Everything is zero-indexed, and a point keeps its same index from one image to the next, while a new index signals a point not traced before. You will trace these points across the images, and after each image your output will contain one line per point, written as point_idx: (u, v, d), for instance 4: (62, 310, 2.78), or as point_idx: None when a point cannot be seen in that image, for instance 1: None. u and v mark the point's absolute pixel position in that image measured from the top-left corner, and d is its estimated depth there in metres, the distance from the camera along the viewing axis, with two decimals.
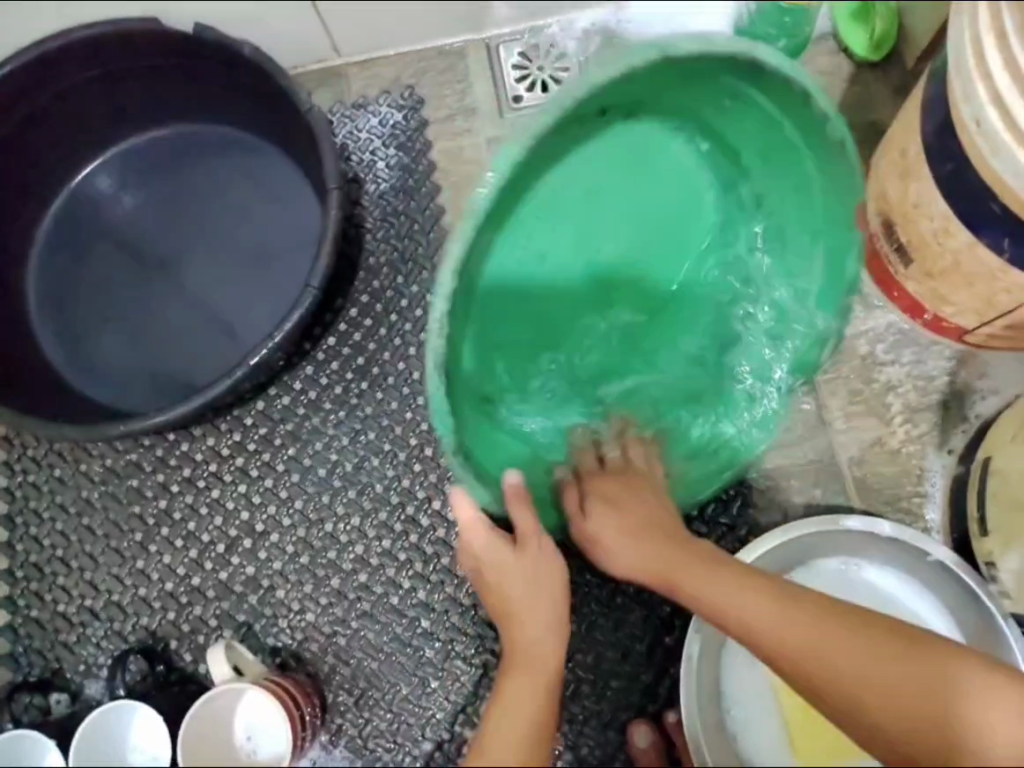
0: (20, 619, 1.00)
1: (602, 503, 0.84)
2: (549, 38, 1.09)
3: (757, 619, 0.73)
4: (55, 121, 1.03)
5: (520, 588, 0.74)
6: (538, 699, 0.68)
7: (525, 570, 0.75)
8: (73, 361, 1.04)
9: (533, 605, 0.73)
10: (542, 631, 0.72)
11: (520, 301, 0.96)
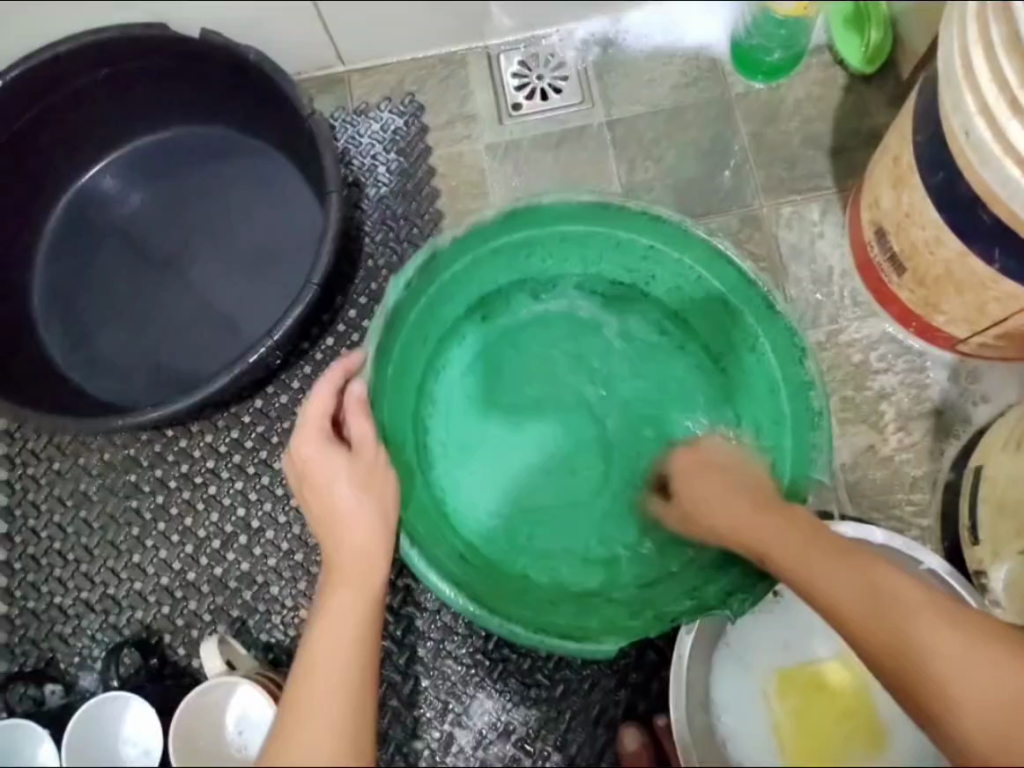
0: (16, 611, 1.01)
1: (693, 480, 0.84)
2: (548, 48, 1.11)
3: (844, 600, 0.68)
4: (64, 122, 1.05)
5: (349, 498, 0.71)
6: (366, 605, 0.66)
7: (358, 479, 0.72)
8: (74, 358, 1.06)
9: (360, 512, 0.70)
10: (371, 532, 0.70)
11: (489, 468, 0.96)
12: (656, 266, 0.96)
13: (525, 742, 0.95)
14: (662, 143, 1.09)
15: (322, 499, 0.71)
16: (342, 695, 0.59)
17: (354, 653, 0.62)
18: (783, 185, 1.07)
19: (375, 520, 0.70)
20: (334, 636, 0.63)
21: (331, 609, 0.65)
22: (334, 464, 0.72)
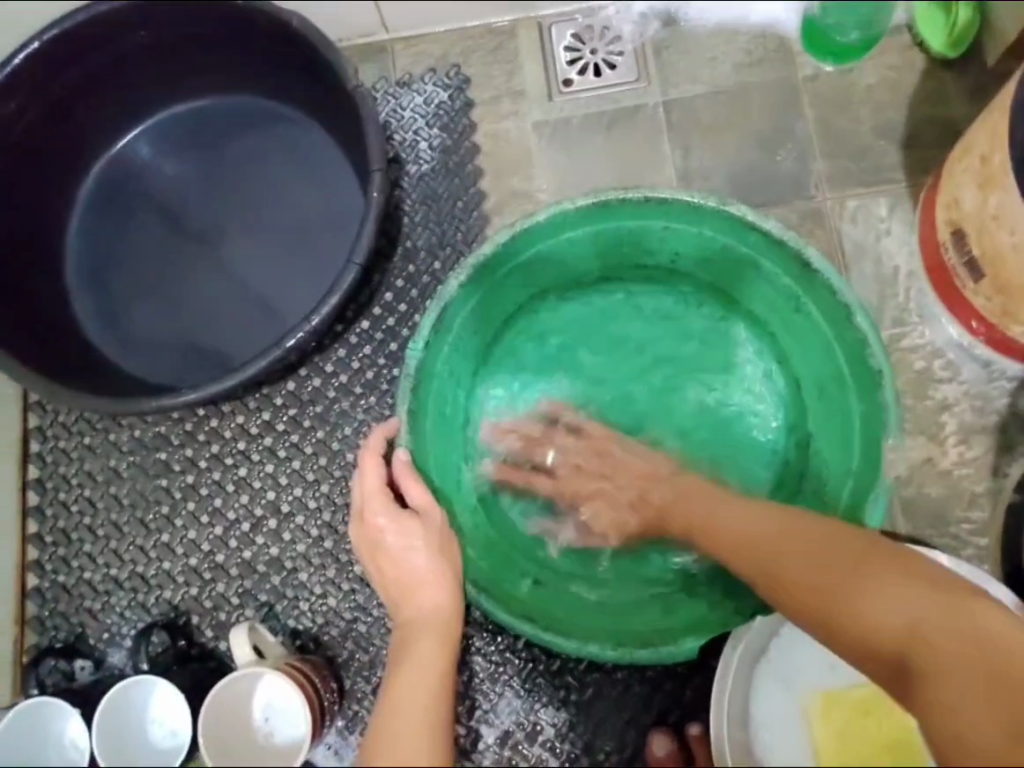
0: (46, 584, 1.01)
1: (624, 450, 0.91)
2: (603, 20, 1.05)
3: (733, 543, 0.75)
4: (100, 88, 1.02)
5: (421, 563, 0.77)
6: (440, 658, 0.69)
7: (428, 541, 0.78)
8: (105, 332, 1.04)
9: (434, 572, 0.76)
10: (442, 597, 0.75)
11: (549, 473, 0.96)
12: (682, 246, 0.93)
13: (552, 743, 0.93)
14: (721, 126, 1.02)
15: (394, 568, 0.77)
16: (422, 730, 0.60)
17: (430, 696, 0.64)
18: (849, 176, 1.00)
19: (444, 577, 0.76)
20: (413, 684, 0.65)
21: (408, 661, 0.68)
22: (405, 532, 0.79)
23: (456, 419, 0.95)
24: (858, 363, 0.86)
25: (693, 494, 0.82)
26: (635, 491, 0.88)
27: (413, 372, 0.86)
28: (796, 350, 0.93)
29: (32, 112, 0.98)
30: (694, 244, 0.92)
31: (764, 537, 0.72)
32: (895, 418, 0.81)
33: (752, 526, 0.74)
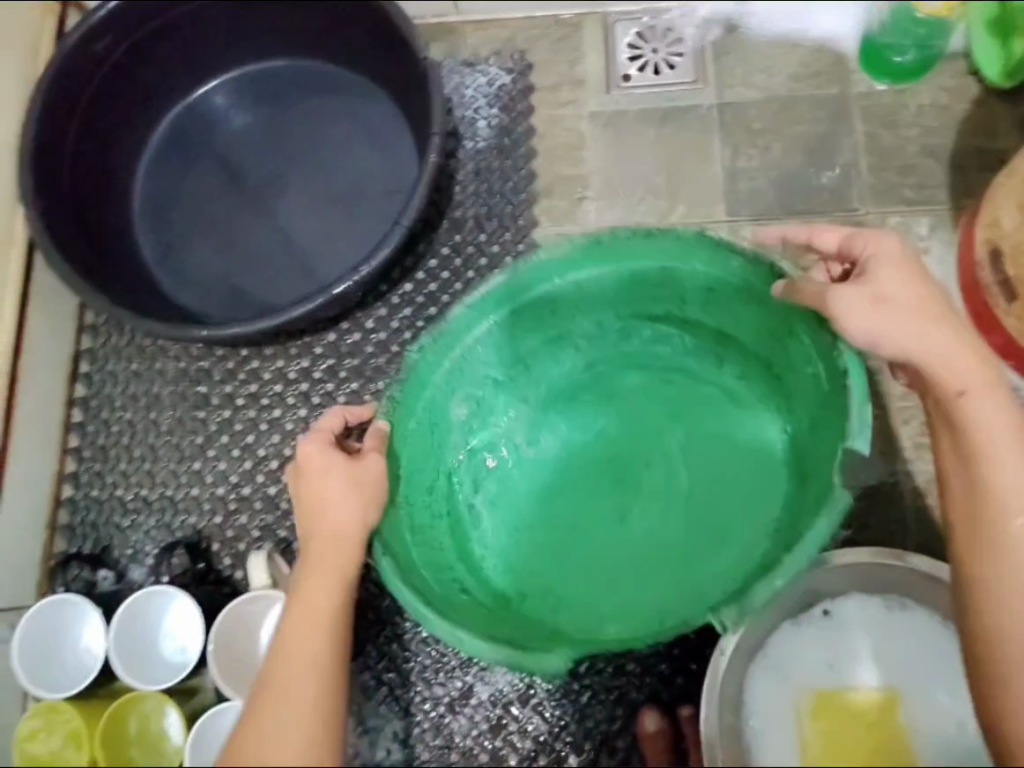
0: (80, 496, 1.06)
1: (884, 296, 0.72)
2: (668, 21, 1.09)
3: (1000, 499, 0.72)
4: (186, 38, 1.09)
5: (343, 502, 0.76)
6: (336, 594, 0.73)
7: (353, 481, 0.77)
8: (163, 267, 1.09)
9: (353, 508, 0.76)
10: (354, 529, 0.76)
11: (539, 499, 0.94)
12: (695, 293, 0.88)
13: (543, 707, 0.96)
14: (771, 132, 1.06)
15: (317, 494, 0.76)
16: (316, 673, 0.69)
17: (329, 629, 0.71)
18: (894, 194, 1.03)
19: (364, 503, 0.77)
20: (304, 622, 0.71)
21: (303, 595, 0.72)
22: (335, 471, 0.77)
23: (448, 438, 0.92)
24: (837, 369, 0.78)
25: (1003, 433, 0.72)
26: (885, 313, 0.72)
27: (402, 387, 0.86)
28: (796, 389, 0.87)
29: (120, 52, 1.06)
30: (710, 293, 0.87)
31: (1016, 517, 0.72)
32: (859, 424, 0.73)
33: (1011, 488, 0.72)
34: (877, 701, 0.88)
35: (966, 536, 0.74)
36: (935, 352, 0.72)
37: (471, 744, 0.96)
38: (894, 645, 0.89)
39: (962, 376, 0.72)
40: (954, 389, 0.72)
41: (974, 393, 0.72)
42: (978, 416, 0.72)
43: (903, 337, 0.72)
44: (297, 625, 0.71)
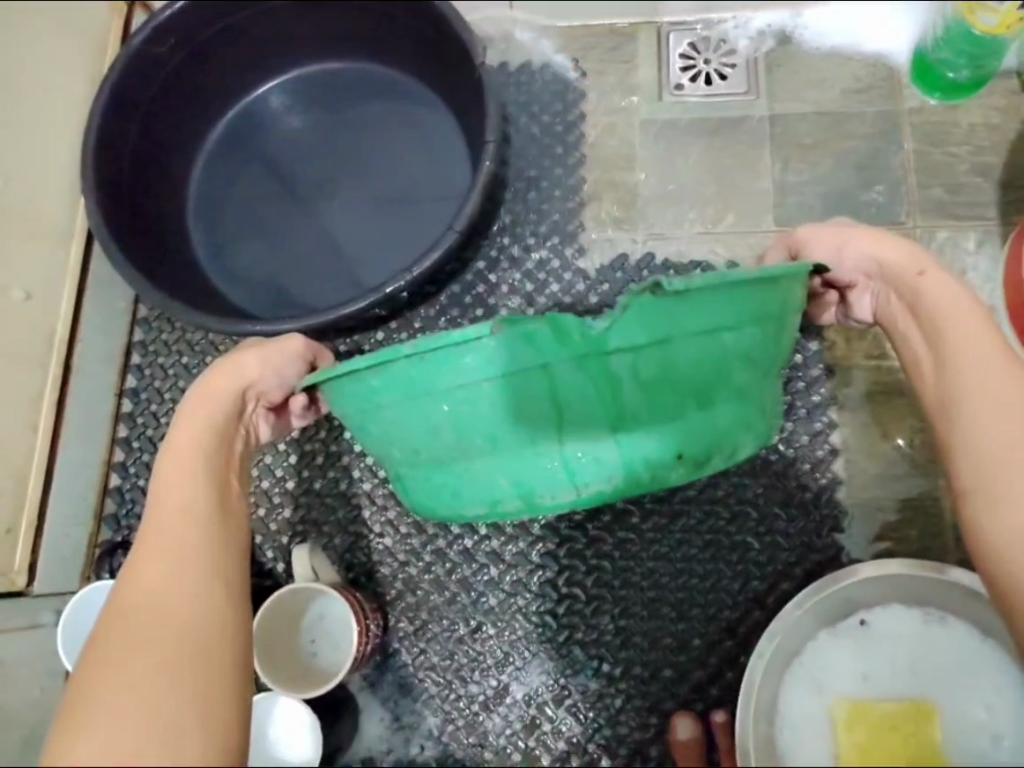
0: (127, 486, 1.09)
1: (833, 234, 0.76)
2: (721, 33, 1.10)
3: (984, 383, 0.69)
4: (247, 40, 1.11)
5: (250, 366, 0.74)
6: (210, 447, 0.70)
7: (264, 355, 0.75)
8: (216, 264, 1.12)
9: (256, 369, 0.74)
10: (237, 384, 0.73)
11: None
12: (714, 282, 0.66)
13: (578, 709, 0.96)
14: (822, 145, 1.06)
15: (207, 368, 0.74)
16: (188, 535, 0.64)
17: (206, 491, 0.67)
18: (941, 208, 1.03)
19: (266, 367, 0.74)
20: (180, 470, 0.68)
21: (182, 446, 0.69)
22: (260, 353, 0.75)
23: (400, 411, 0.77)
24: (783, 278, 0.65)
25: (964, 320, 0.71)
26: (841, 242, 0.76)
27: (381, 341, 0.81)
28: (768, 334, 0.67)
29: (184, 54, 1.08)
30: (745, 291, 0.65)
31: (977, 380, 0.70)
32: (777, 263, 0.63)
33: (971, 355, 0.70)
34: (914, 712, 0.85)
35: (935, 408, 0.73)
36: (888, 247, 0.74)
37: (505, 743, 0.96)
38: (929, 654, 0.87)
39: (914, 260, 0.74)
40: (911, 272, 0.74)
41: (930, 272, 0.73)
42: (931, 296, 0.72)
43: (866, 239, 0.75)
44: (170, 488, 0.67)
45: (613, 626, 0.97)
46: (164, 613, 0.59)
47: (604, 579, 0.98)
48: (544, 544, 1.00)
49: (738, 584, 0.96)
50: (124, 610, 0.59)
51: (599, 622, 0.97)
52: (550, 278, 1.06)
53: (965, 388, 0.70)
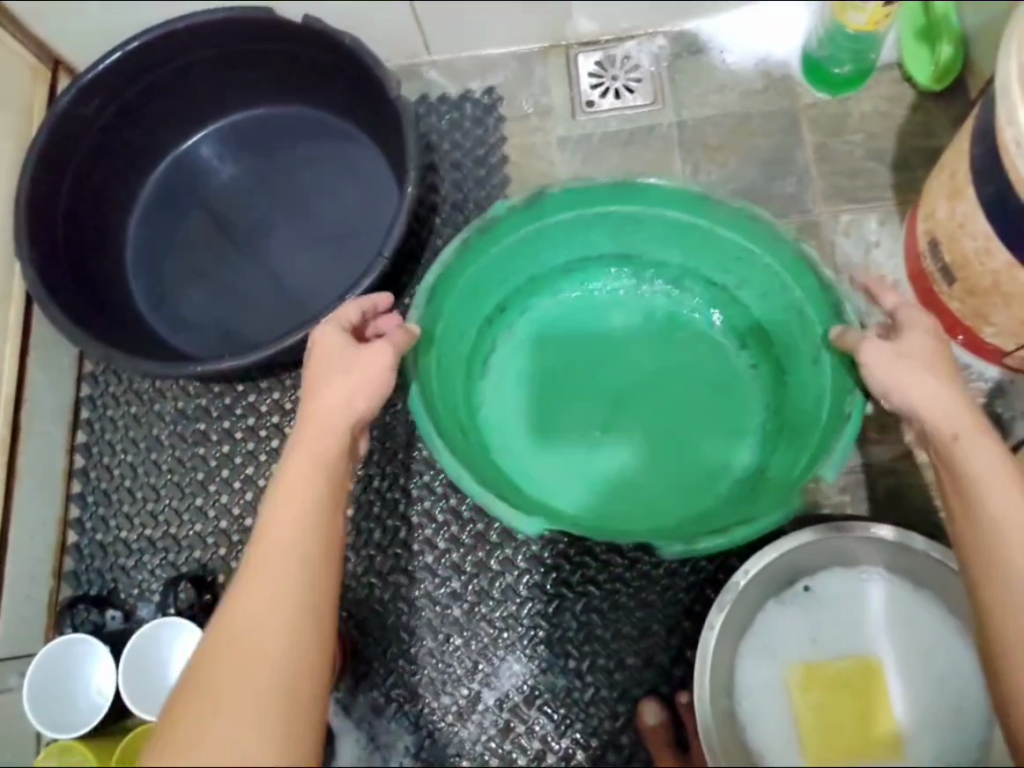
0: (85, 540, 1.10)
1: (887, 355, 0.76)
2: (624, 51, 1.16)
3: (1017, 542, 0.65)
4: (170, 94, 1.14)
5: (348, 384, 0.73)
6: (314, 472, 0.67)
7: (357, 369, 0.75)
8: (160, 314, 1.14)
9: (353, 387, 0.73)
10: (339, 404, 0.72)
11: (523, 409, 1.07)
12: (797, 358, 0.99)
13: (549, 708, 0.98)
14: (726, 146, 1.13)
15: (315, 376, 0.74)
16: (302, 560, 0.61)
17: (315, 510, 0.65)
18: (844, 195, 1.10)
19: (362, 388, 0.74)
20: (286, 497, 0.65)
21: (288, 471, 0.67)
22: (356, 372, 0.74)
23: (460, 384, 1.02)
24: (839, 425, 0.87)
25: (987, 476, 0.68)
26: (891, 356, 0.76)
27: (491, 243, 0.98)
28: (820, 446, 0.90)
29: (110, 114, 1.11)
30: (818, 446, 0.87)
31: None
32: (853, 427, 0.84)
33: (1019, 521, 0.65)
34: (860, 668, 0.92)
35: (983, 568, 0.65)
36: (929, 401, 0.72)
37: (481, 750, 0.98)
38: (871, 612, 0.93)
39: (951, 422, 0.71)
40: (945, 435, 0.71)
41: (968, 434, 0.70)
42: (969, 454, 0.69)
43: (912, 383, 0.74)
44: (289, 495, 0.65)
45: (576, 624, 1.00)
46: (274, 641, 0.56)
47: (563, 577, 1.01)
48: (504, 551, 1.03)
49: (689, 568, 0.99)
50: (233, 633, 0.56)
51: (563, 620, 1.00)
52: None
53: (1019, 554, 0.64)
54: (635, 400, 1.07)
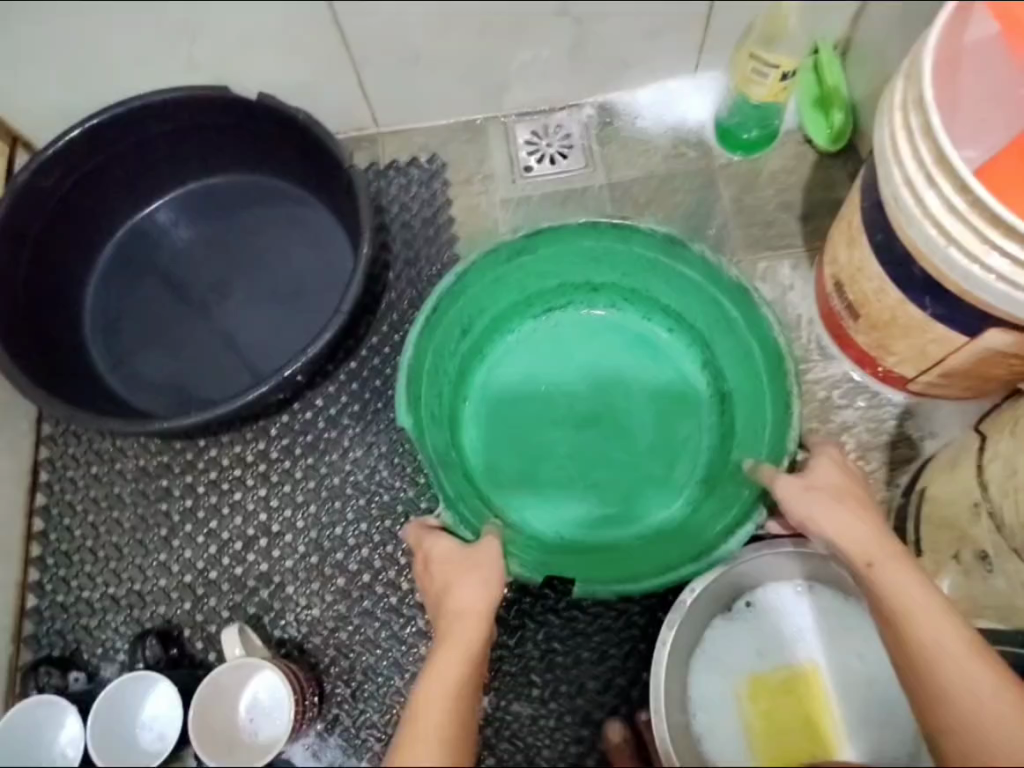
0: (46, 603, 1.10)
1: (801, 489, 0.86)
2: (557, 121, 1.28)
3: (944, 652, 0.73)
4: (128, 165, 1.19)
5: (471, 585, 0.82)
6: (454, 673, 0.76)
7: (476, 564, 0.84)
8: (121, 374, 1.17)
9: (475, 586, 0.83)
10: (468, 608, 0.81)
11: (493, 414, 1.15)
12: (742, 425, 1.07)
13: (516, 737, 1.02)
14: (653, 204, 1.24)
15: (446, 579, 0.84)
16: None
17: (452, 716, 0.72)
18: (758, 244, 1.22)
19: (487, 589, 0.83)
20: (428, 700, 0.73)
21: (429, 678, 0.75)
22: (474, 569, 0.84)
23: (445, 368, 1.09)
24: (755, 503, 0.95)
25: (906, 598, 0.77)
26: (799, 486, 0.86)
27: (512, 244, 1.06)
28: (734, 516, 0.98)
29: (69, 183, 1.14)
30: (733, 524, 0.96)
31: (955, 649, 0.73)
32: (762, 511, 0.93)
33: (943, 635, 0.74)
34: (803, 675, 1.00)
35: (927, 691, 0.73)
36: (842, 530, 0.82)
37: None
38: (810, 623, 1.01)
39: (862, 550, 0.81)
40: (860, 562, 0.80)
41: (878, 560, 0.80)
42: (883, 579, 0.78)
43: (823, 515, 0.84)
44: (433, 684, 0.74)
45: (538, 653, 1.05)
46: None
47: (524, 609, 1.06)
48: None
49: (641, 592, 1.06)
50: None
51: (525, 650, 1.05)
52: None
53: (952, 669, 0.72)
54: (604, 427, 1.14)
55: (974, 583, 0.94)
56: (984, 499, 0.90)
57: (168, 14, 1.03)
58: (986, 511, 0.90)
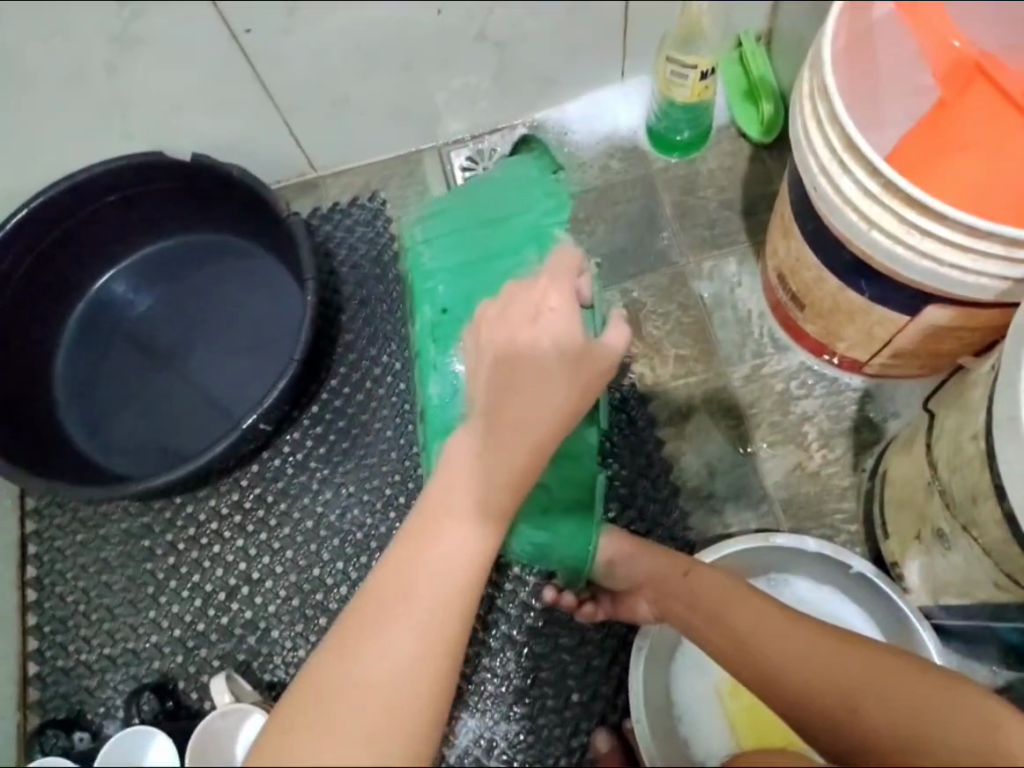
0: (46, 669, 1.13)
1: (632, 548, 0.92)
2: (489, 145, 1.29)
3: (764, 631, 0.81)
4: (80, 239, 1.22)
5: (553, 366, 0.63)
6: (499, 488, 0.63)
7: (572, 358, 0.63)
8: (95, 443, 1.20)
9: (560, 390, 0.63)
10: (526, 415, 0.63)
11: None
12: None
13: (508, 756, 1.03)
14: (594, 216, 1.26)
15: (510, 369, 0.63)
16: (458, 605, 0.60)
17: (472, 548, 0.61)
18: (702, 244, 1.23)
19: (567, 400, 0.64)
20: (444, 509, 0.62)
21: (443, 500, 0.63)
22: (554, 371, 0.63)
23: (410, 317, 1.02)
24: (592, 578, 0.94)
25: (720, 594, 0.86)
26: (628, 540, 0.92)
27: None
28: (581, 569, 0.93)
29: (25, 263, 1.17)
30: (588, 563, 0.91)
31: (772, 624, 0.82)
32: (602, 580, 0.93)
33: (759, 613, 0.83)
34: None
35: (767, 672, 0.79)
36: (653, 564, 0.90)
37: None
38: None
39: (678, 565, 0.90)
40: (681, 573, 0.89)
41: (694, 570, 0.89)
42: (705, 588, 0.87)
43: (637, 562, 0.91)
44: (449, 508, 0.62)
45: (522, 672, 1.06)
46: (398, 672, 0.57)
47: (504, 630, 1.08)
48: None
49: None
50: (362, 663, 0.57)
51: (509, 671, 1.06)
52: (398, 378, 1.19)
53: (776, 645, 0.80)
54: None
55: (936, 560, 0.94)
56: (935, 478, 0.90)
57: (95, 89, 1.06)
58: (939, 490, 0.90)
